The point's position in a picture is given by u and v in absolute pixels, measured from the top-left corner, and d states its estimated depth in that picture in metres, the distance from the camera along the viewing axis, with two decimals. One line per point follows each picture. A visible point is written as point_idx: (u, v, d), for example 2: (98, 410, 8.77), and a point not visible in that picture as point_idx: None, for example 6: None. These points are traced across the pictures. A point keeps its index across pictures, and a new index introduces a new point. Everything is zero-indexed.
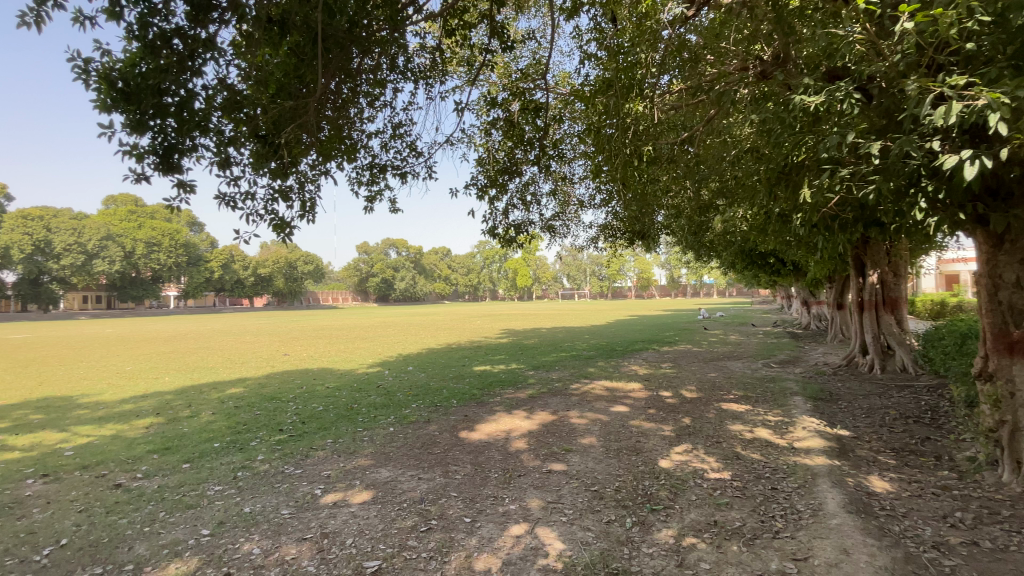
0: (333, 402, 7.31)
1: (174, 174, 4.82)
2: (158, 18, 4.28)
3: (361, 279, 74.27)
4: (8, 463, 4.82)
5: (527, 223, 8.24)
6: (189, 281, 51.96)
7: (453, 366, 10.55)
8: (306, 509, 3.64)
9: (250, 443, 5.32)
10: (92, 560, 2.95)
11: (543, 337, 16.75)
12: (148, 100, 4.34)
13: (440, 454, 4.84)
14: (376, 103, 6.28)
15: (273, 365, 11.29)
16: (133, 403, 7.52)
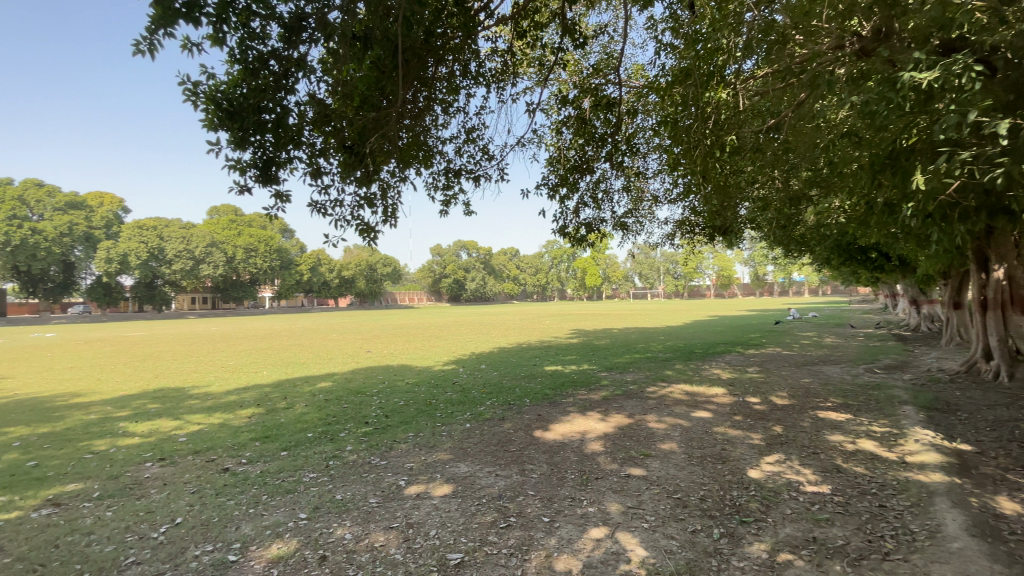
0: (412, 397, 7.62)
1: (271, 185, 5.28)
2: (256, 42, 4.71)
3: (434, 280, 76.97)
4: (137, 446, 5.49)
5: (598, 221, 8.10)
6: (281, 283, 56.58)
7: (525, 365, 10.62)
8: (392, 499, 3.82)
9: (339, 434, 5.68)
10: (205, 538, 3.27)
11: (616, 337, 16.39)
12: (249, 118, 4.78)
13: (516, 452, 4.89)
14: (450, 110, 6.48)
15: (357, 361, 11.99)
16: (237, 395, 8.31)
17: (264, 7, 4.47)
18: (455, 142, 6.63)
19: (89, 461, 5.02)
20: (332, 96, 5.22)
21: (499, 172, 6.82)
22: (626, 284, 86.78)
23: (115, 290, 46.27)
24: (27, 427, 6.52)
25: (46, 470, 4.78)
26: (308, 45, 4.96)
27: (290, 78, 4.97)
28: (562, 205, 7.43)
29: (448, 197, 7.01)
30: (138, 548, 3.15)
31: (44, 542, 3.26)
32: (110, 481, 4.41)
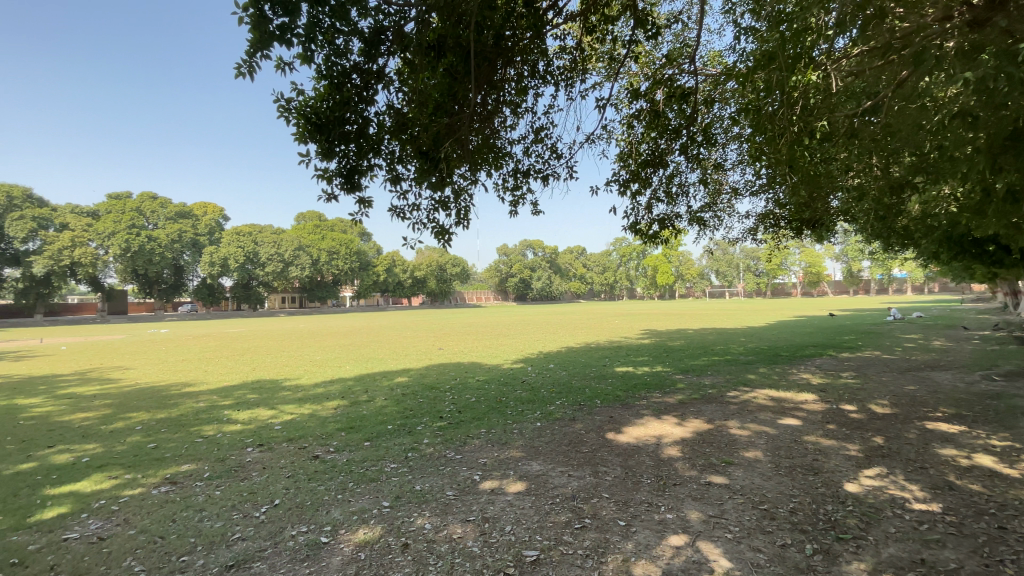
0: (484, 394, 7.79)
1: (354, 192, 5.65)
2: (340, 58, 5.04)
3: (502, 279, 78.00)
4: (240, 432, 6.06)
5: (672, 216, 7.84)
6: (360, 284, 59.91)
7: (594, 366, 10.49)
8: (467, 493, 3.93)
9: (417, 427, 5.92)
10: (300, 519, 3.54)
11: (690, 338, 15.73)
12: (334, 130, 5.14)
13: (589, 453, 4.85)
14: (518, 111, 6.55)
15: (430, 358, 12.44)
16: (323, 387, 8.93)
17: (347, 25, 4.78)
18: (524, 142, 6.69)
19: (201, 445, 5.61)
20: (408, 104, 5.47)
21: (567, 171, 6.80)
22: (700, 282, 83.04)
23: (217, 290, 51.27)
24: (150, 412, 7.41)
25: (167, 451, 5.40)
26: (386, 57, 5.23)
27: (370, 90, 5.28)
28: (633, 200, 7.26)
29: (516, 197, 7.10)
30: (242, 526, 3.47)
31: (167, 515, 3.69)
32: (218, 463, 4.90)
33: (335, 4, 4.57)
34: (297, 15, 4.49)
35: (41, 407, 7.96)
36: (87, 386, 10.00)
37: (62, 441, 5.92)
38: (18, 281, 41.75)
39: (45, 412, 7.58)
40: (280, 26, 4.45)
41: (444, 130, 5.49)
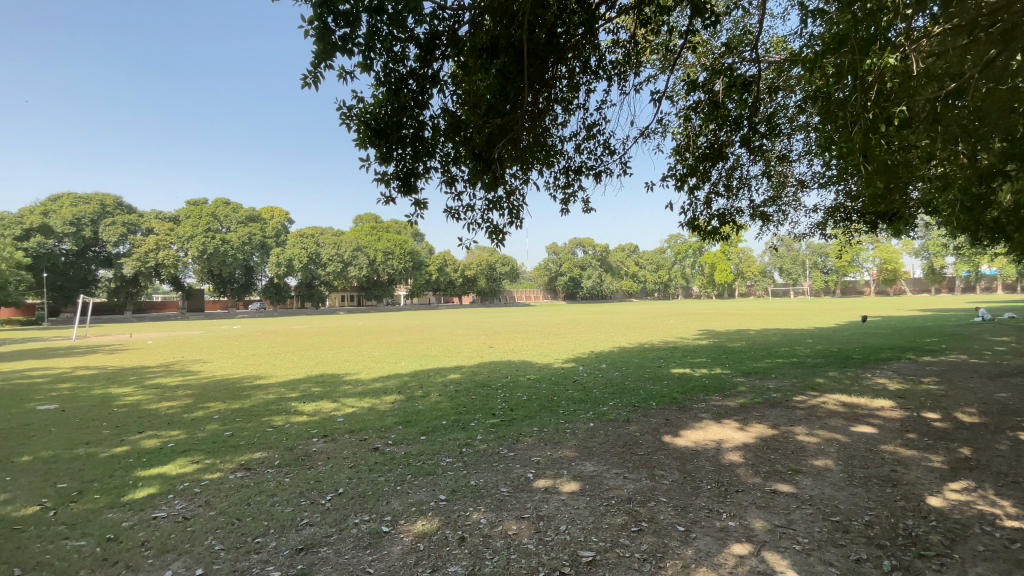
0: (536, 393, 7.80)
1: (411, 193, 5.84)
2: (397, 64, 5.21)
3: (552, 278, 77.72)
4: (305, 423, 6.41)
5: (732, 211, 7.53)
6: (414, 283, 61.63)
7: (648, 366, 10.25)
8: (522, 490, 3.96)
9: (471, 424, 6.03)
10: (363, 508, 3.70)
11: (751, 339, 15.02)
12: (392, 134, 5.33)
13: (644, 456, 4.75)
14: (570, 107, 6.51)
15: (482, 355, 12.60)
16: (381, 382, 9.27)
17: (403, 32, 4.94)
18: (576, 139, 6.64)
19: (270, 434, 5.97)
20: (462, 106, 5.57)
21: (621, 167, 6.68)
22: (760, 280, 79.11)
23: (283, 289, 54.37)
24: (226, 403, 7.99)
25: (240, 439, 5.79)
26: (440, 61, 5.36)
27: (425, 94, 5.42)
28: (690, 195, 7.02)
29: (567, 195, 7.06)
30: (309, 512, 3.67)
31: (243, 499, 3.96)
32: (286, 452, 5.20)
33: (393, 12, 4.72)
34: (357, 26, 4.69)
35: (133, 395, 8.76)
36: (171, 377, 10.89)
37: (152, 427, 6.49)
38: (113, 281, 46.15)
39: (136, 400, 8.33)
40: (342, 37, 4.67)
41: (496, 131, 5.55)
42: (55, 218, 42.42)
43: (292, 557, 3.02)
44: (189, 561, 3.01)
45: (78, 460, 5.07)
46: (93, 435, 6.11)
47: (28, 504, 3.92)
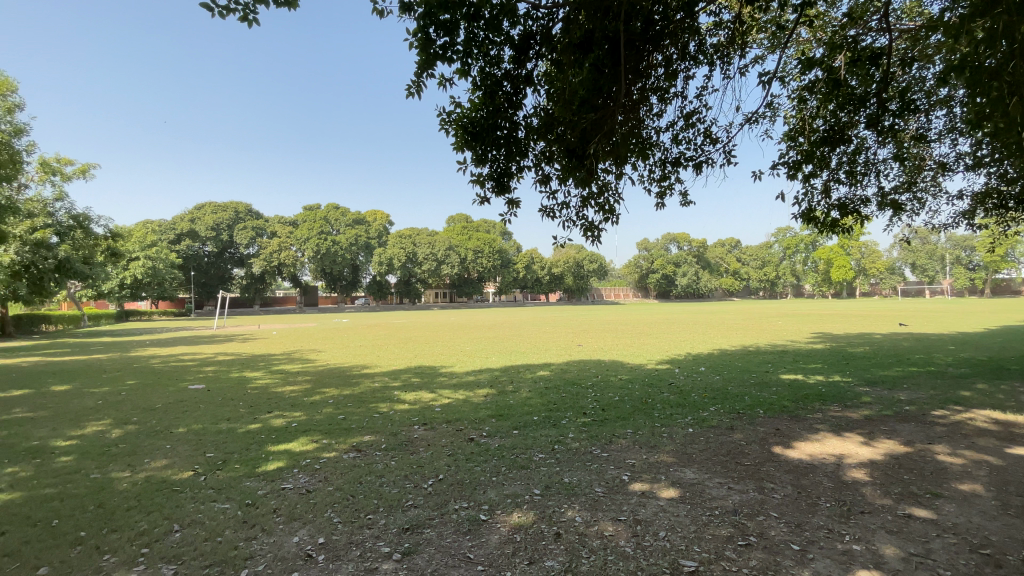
0: (628, 393, 7.62)
1: (504, 194, 5.97)
2: (492, 68, 5.37)
3: (643, 276, 75.09)
4: (407, 411, 6.83)
5: (856, 201, 6.76)
6: (503, 281, 62.92)
7: (753, 371, 9.54)
8: (617, 492, 3.89)
9: (562, 421, 6.04)
10: (462, 495, 3.87)
11: (875, 343, 13.37)
12: (487, 136, 5.50)
13: (750, 466, 4.44)
14: (666, 97, 6.25)
15: (571, 354, 12.54)
16: (474, 376, 9.60)
17: (498, 35, 5.06)
18: (673, 129, 6.36)
19: (377, 420, 6.45)
20: (555, 103, 5.59)
21: (724, 157, 6.28)
22: (887, 278, 69.91)
23: (384, 286, 58.27)
24: (338, 389, 8.77)
25: (351, 423, 6.33)
26: (534, 60, 5.41)
27: (519, 94, 5.52)
28: (805, 184, 6.42)
29: (663, 188, 6.79)
30: (413, 494, 3.91)
31: (355, 477, 4.32)
32: (391, 437, 5.58)
33: (489, 17, 4.86)
34: (455, 34, 4.90)
35: (262, 379, 9.94)
36: (292, 364, 12.18)
37: (278, 408, 7.32)
38: (245, 278, 52.53)
39: (265, 384, 9.43)
40: (442, 46, 4.90)
41: (591, 127, 5.49)
42: (200, 224, 49.12)
43: (399, 535, 3.24)
44: (312, 529, 3.35)
45: (222, 433, 5.86)
46: (232, 412, 7.02)
47: (185, 469, 4.61)
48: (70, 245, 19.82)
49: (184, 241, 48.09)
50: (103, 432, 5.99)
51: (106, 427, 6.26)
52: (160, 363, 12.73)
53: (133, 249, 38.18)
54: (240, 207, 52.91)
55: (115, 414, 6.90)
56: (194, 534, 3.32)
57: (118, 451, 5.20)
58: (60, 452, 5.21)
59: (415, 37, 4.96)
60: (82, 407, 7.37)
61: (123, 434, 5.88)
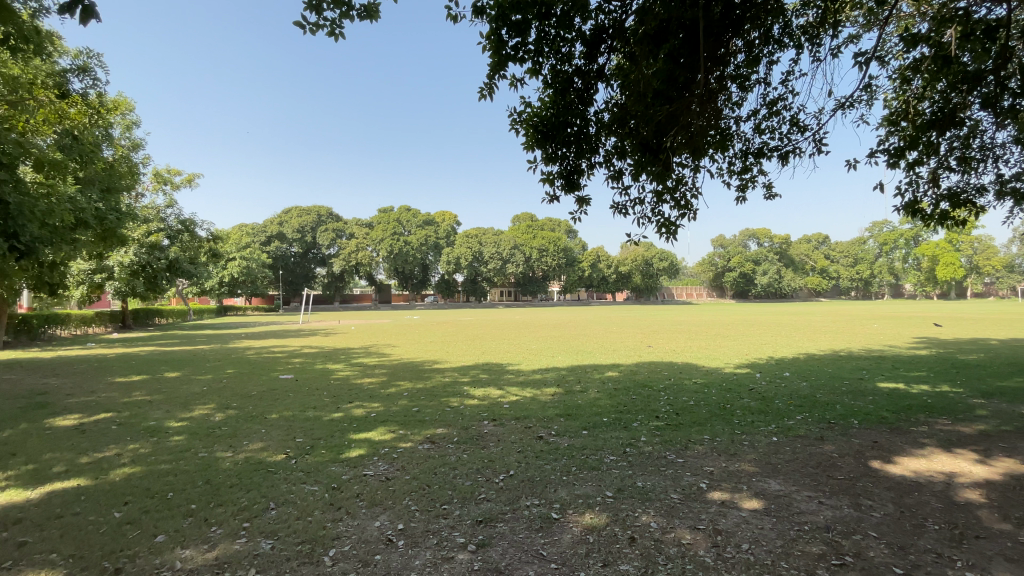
0: (704, 398, 7.28)
1: (574, 192, 5.92)
2: (563, 65, 5.35)
3: (717, 275, 71.44)
4: (477, 407, 6.98)
5: (971, 190, 6.02)
6: (569, 279, 62.45)
7: (845, 378, 8.76)
8: (694, 500, 3.74)
9: (634, 424, 5.89)
10: (533, 492, 3.89)
11: (995, 351, 11.79)
12: (558, 134, 5.49)
13: (844, 480, 4.09)
14: (747, 84, 5.90)
15: (641, 355, 12.21)
16: (541, 374, 9.63)
17: (570, 32, 5.03)
18: (755, 118, 6.00)
19: (448, 413, 6.65)
20: (628, 97, 5.47)
21: (814, 146, 5.82)
22: (1008, 278, 61.53)
23: (452, 285, 59.92)
24: (410, 382, 9.14)
25: (425, 415, 6.57)
26: (606, 55, 5.34)
27: (590, 90, 5.46)
28: (908, 172, 5.82)
29: (744, 180, 6.43)
30: (486, 488, 3.99)
31: (430, 468, 4.48)
32: (462, 431, 5.73)
33: (561, 14, 4.85)
34: (527, 33, 4.93)
35: (343, 371, 10.59)
36: (369, 358, 12.87)
37: (357, 398, 7.76)
38: (326, 277, 56.17)
39: (345, 376, 10.04)
40: (513, 47, 4.96)
41: (666, 120, 5.31)
42: (287, 227, 53.31)
43: (473, 527, 3.31)
44: (392, 515, 3.52)
45: (308, 420, 6.30)
46: (317, 401, 7.54)
47: (277, 452, 5.01)
48: (178, 247, 22.41)
49: (273, 242, 52.34)
50: (209, 415, 6.66)
51: (210, 410, 6.96)
52: (254, 354, 13.95)
53: (230, 250, 42.12)
54: (321, 210, 56.68)
55: (218, 400, 7.64)
56: (287, 512, 3.59)
57: (221, 433, 5.75)
58: (173, 431, 5.84)
59: (488, 39, 5.05)
60: (191, 392, 8.24)
61: (224, 418, 6.50)
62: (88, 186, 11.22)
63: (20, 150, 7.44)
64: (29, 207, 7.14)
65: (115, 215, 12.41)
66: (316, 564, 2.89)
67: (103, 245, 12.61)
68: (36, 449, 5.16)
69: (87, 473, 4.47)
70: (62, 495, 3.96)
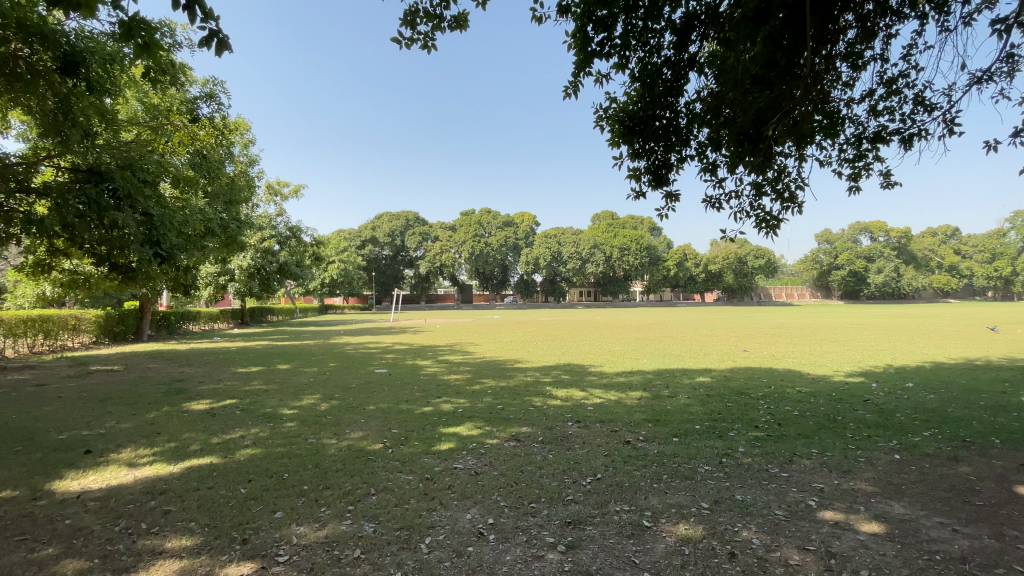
0: (809, 408, 6.67)
1: (662, 187, 5.73)
2: (652, 57, 5.18)
3: (821, 274, 65.06)
4: (560, 407, 6.96)
5: None
6: (652, 279, 60.25)
7: (985, 391, 7.58)
8: (801, 518, 3.44)
9: (730, 433, 5.54)
10: (623, 498, 3.79)
11: None
12: (646, 129, 5.33)
13: (984, 507, 3.55)
14: (861, 62, 5.32)
15: (735, 360, 11.45)
16: (626, 376, 9.38)
17: (659, 22, 4.86)
18: (872, 99, 5.38)
19: (533, 412, 6.71)
20: (722, 85, 5.17)
21: (944, 126, 5.11)
22: None
23: (531, 285, 60.34)
24: (495, 381, 9.33)
25: (509, 413, 6.67)
26: (697, 43, 5.10)
27: (681, 81, 5.23)
28: None
29: (858, 168, 5.81)
30: (573, 490, 3.96)
31: (518, 466, 4.54)
32: (547, 431, 5.74)
33: (649, 5, 4.69)
34: (613, 28, 4.85)
35: (431, 368, 11.05)
36: (454, 355, 13.34)
37: (445, 394, 8.06)
38: (414, 277, 59.06)
39: (433, 372, 10.49)
40: (599, 43, 4.90)
41: (766, 107, 4.94)
42: (380, 232, 56.99)
43: (562, 528, 3.30)
44: (483, 510, 3.60)
45: (402, 413, 6.66)
46: (409, 395, 7.95)
47: (375, 441, 5.35)
48: (288, 251, 24.92)
49: (367, 246, 56.08)
50: (315, 404, 7.28)
51: (316, 400, 7.59)
52: (352, 349, 15.01)
53: (330, 254, 45.77)
54: (409, 215, 59.82)
55: (322, 390, 8.33)
56: (386, 499, 3.82)
57: (326, 421, 6.26)
58: (286, 418, 6.46)
59: (573, 36, 5.04)
60: (300, 383, 9.07)
61: (328, 408, 7.05)
62: (214, 199, 12.76)
63: (161, 169, 8.67)
64: (167, 218, 8.29)
65: (236, 224, 14.08)
66: (414, 550, 3.04)
67: (227, 251, 14.31)
68: (178, 429, 5.96)
69: (217, 451, 5.08)
70: (199, 470, 4.54)
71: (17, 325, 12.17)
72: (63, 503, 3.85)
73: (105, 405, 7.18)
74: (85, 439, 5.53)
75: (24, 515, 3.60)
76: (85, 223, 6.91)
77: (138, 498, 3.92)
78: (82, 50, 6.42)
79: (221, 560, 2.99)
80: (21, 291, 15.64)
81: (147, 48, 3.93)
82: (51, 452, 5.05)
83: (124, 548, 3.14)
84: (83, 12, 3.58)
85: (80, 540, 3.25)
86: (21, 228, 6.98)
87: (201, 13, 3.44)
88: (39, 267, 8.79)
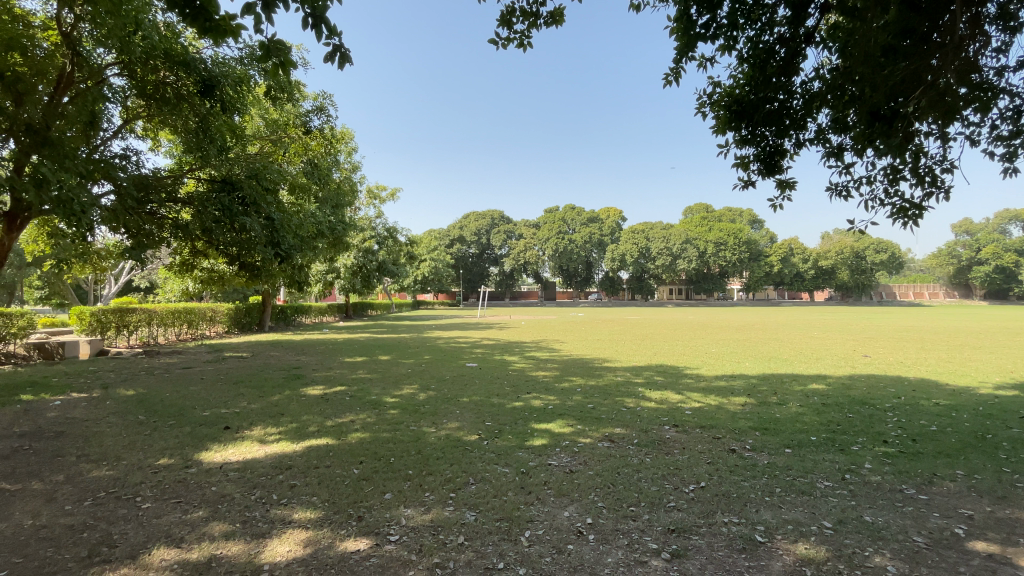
0: (952, 424, 5.79)
1: (772, 175, 5.42)
2: (763, 34, 4.82)
3: (960, 270, 56.53)
4: (655, 410, 6.70)
5: None
6: (751, 276, 56.13)
7: None
8: (946, 546, 3.01)
9: (852, 447, 4.98)
10: (731, 509, 3.56)
11: None
12: (757, 113, 5.02)
13: None
14: (1016, 24, 4.50)
15: (854, 366, 10.25)
16: (727, 380, 8.82)
17: None
18: None
19: (626, 414, 6.53)
20: (847, 60, 4.69)
21: None
22: None
23: (617, 283, 58.87)
24: (584, 379, 9.22)
25: (601, 413, 6.56)
26: (818, 15, 4.63)
27: (798, 57, 4.82)
28: None
29: (1014, 147, 4.94)
30: (674, 496, 3.80)
31: (613, 467, 4.44)
32: (642, 434, 5.55)
33: None
34: (719, 7, 4.59)
35: (519, 364, 11.20)
36: (541, 352, 13.43)
37: (535, 390, 8.13)
38: (499, 275, 60.32)
39: (522, 368, 10.61)
40: (704, 26, 4.68)
41: (901, 80, 4.39)
42: (467, 231, 59.33)
43: (665, 535, 3.18)
44: (581, 508, 3.58)
45: (493, 406, 6.84)
46: (500, 389, 8.15)
47: (471, 433, 5.53)
48: (385, 250, 26.54)
49: (455, 244, 58.15)
50: (414, 394, 7.69)
51: (415, 390, 8.02)
52: (444, 343, 15.70)
53: (422, 252, 47.63)
54: (494, 214, 61.34)
55: (418, 381, 8.80)
56: (484, 489, 3.94)
57: (424, 410, 6.59)
58: (389, 406, 6.90)
59: (677, 20, 4.85)
60: (399, 374, 9.64)
61: (425, 398, 7.41)
62: (323, 204, 13.97)
63: (281, 177, 9.53)
64: (286, 222, 9.06)
65: (342, 226, 15.34)
66: (514, 542, 3.10)
67: (335, 250, 15.65)
68: (297, 411, 6.61)
69: (331, 434, 5.54)
70: (317, 450, 4.99)
71: (168, 316, 14.18)
72: (208, 472, 4.42)
73: (238, 388, 8.17)
74: (223, 417, 6.32)
75: (179, 480, 4.20)
76: (220, 227, 7.92)
77: (269, 472, 4.40)
78: (216, 74, 7.30)
79: (340, 534, 3.25)
80: (171, 286, 18.27)
81: (281, 67, 4.34)
82: (198, 427, 5.82)
83: (259, 516, 3.53)
84: (231, 39, 4.05)
85: (223, 505, 3.71)
86: (171, 232, 8.05)
87: (327, 30, 3.74)
88: (184, 266, 10.12)
